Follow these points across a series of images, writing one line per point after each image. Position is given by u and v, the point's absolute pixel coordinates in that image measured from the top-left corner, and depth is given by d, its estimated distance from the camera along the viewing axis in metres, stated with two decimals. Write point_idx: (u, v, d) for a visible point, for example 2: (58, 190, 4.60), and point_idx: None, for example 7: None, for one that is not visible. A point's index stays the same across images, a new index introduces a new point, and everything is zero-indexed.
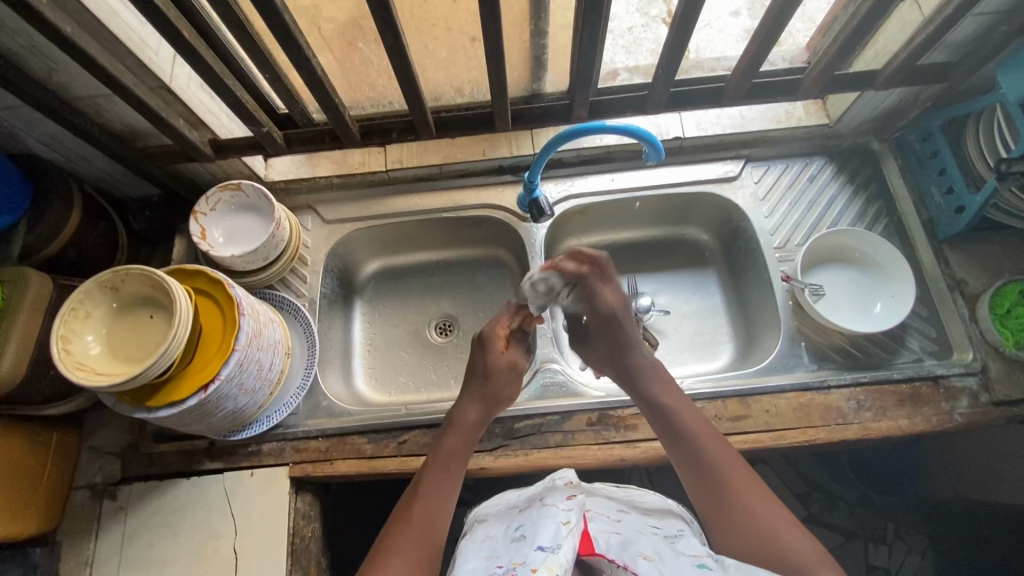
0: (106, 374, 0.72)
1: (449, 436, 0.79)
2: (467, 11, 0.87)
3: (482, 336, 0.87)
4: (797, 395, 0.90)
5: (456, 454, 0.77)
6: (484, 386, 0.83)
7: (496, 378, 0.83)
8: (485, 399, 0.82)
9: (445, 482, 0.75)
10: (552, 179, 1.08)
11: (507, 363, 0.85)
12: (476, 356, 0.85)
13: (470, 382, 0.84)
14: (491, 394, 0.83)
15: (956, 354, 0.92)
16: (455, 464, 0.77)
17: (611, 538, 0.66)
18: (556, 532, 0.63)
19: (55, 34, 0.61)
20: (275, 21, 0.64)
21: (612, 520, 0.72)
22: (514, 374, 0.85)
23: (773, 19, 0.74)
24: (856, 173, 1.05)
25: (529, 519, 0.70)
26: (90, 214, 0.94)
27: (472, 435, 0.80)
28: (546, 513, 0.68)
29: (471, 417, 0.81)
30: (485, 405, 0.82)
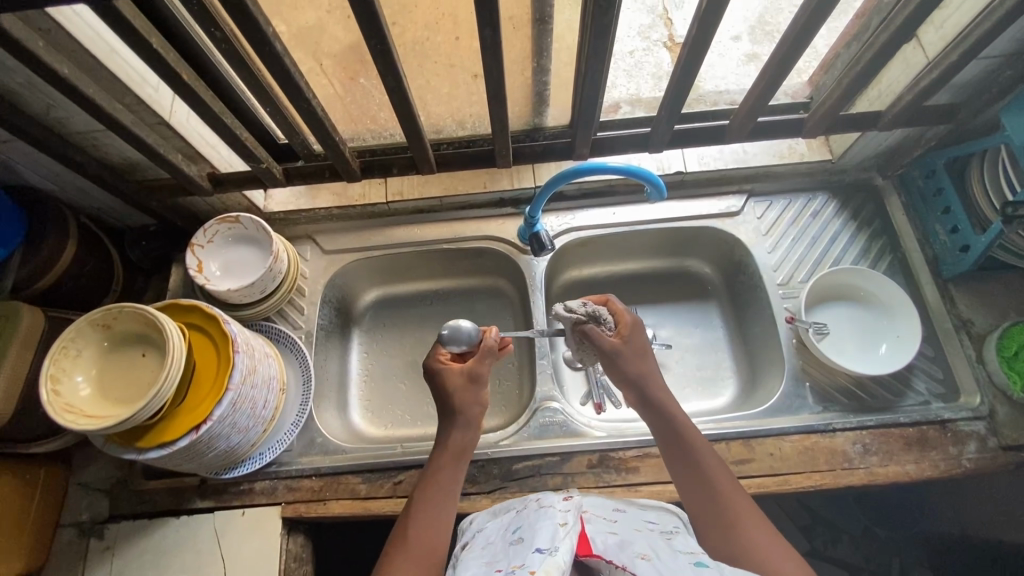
0: (95, 417, 0.70)
1: (439, 456, 0.75)
2: (469, 48, 0.89)
3: (431, 371, 0.80)
4: (802, 438, 0.88)
5: (445, 469, 0.74)
6: (456, 406, 0.76)
7: (463, 396, 0.76)
8: (462, 416, 0.76)
9: (441, 502, 0.72)
10: (553, 211, 1.07)
11: (468, 376, 0.77)
12: (437, 383, 0.79)
13: (442, 407, 0.77)
14: (468, 412, 0.76)
15: (963, 397, 0.90)
16: (449, 484, 0.73)
17: (609, 540, 0.64)
18: (553, 532, 0.62)
19: (53, 77, 0.61)
20: (276, 65, 0.64)
21: (610, 522, 0.70)
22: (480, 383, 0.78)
23: (776, 64, 0.74)
24: (860, 209, 1.04)
25: (526, 521, 0.69)
26: (85, 246, 0.93)
27: (460, 454, 0.75)
28: (544, 515, 0.67)
29: (459, 438, 0.75)
30: (465, 423, 0.76)
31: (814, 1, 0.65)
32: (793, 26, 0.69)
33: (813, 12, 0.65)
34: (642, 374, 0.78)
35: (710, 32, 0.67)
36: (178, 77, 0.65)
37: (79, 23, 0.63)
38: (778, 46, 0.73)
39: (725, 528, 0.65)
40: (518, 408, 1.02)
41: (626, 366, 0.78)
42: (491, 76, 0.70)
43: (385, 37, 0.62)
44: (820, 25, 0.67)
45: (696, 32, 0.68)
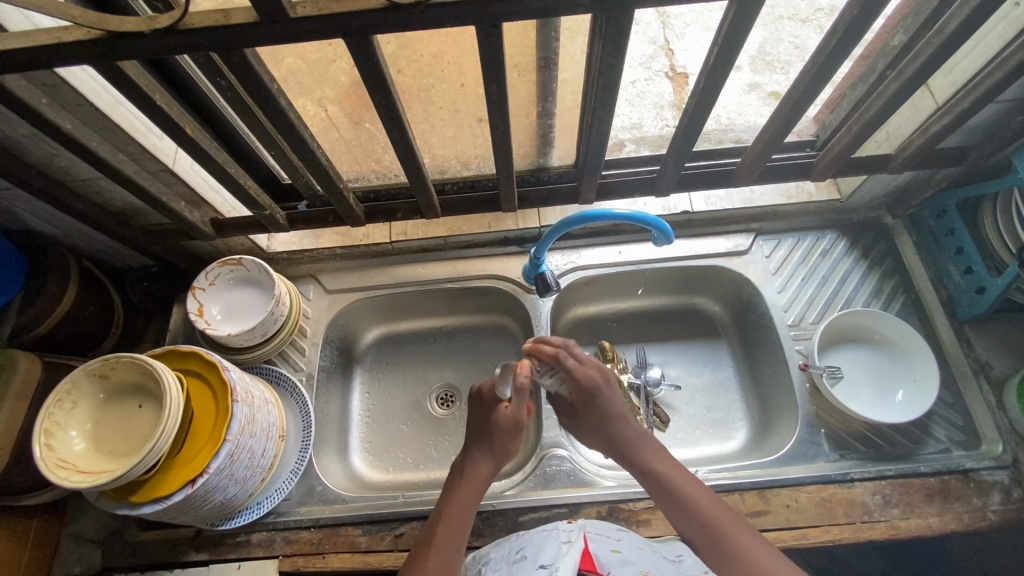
0: (88, 473, 0.68)
1: (461, 487, 0.75)
2: (475, 95, 0.93)
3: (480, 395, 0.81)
4: (819, 489, 0.85)
5: (469, 502, 0.73)
6: (488, 439, 0.77)
7: (495, 435, 0.77)
8: (490, 451, 0.77)
9: (462, 529, 0.70)
10: (558, 250, 1.06)
11: (507, 420, 0.76)
12: (481, 410, 0.80)
13: (473, 436, 0.80)
14: (499, 450, 0.77)
15: (985, 445, 0.87)
16: (471, 505, 0.73)
17: (613, 556, 0.67)
18: (558, 551, 0.66)
19: (55, 132, 0.60)
20: (280, 119, 0.63)
21: (612, 540, 0.71)
22: (516, 431, 0.77)
23: (787, 112, 0.73)
24: (870, 247, 1.03)
25: (530, 541, 0.71)
26: (86, 289, 0.92)
27: (482, 488, 0.75)
28: (549, 537, 0.70)
29: (482, 471, 0.76)
30: (493, 458, 0.77)
31: (825, 51, 0.64)
32: (802, 75, 0.68)
33: (823, 63, 0.64)
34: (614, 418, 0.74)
35: (717, 86, 0.67)
36: (181, 131, 0.64)
37: (85, 77, 0.63)
38: (788, 93, 0.72)
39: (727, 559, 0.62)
40: (523, 452, 0.99)
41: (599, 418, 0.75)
42: (497, 127, 0.69)
43: (390, 93, 0.62)
44: (831, 74, 0.66)
45: (703, 86, 0.67)
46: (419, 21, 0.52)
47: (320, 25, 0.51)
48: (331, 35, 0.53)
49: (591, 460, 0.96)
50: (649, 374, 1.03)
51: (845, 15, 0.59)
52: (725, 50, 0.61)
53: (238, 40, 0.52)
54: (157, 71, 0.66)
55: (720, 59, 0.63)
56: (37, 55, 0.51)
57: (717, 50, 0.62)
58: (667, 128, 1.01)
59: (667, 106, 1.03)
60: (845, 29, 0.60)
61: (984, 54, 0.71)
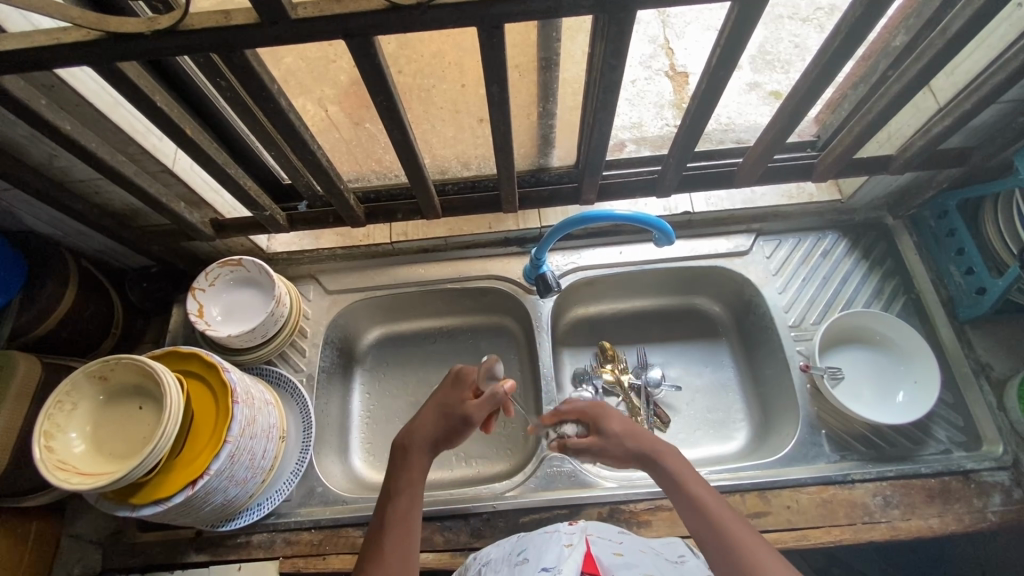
0: (88, 475, 0.68)
1: (408, 468, 0.70)
2: (476, 95, 0.92)
3: (456, 377, 0.77)
4: (820, 490, 0.85)
5: (411, 487, 0.69)
6: (441, 423, 0.73)
7: (450, 420, 0.73)
8: (437, 438, 0.72)
9: (409, 519, 0.66)
10: (559, 251, 1.06)
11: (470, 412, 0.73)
12: (447, 393, 0.76)
13: (426, 412, 0.75)
14: (437, 442, 0.72)
15: (986, 446, 0.87)
16: (417, 490, 0.69)
17: (615, 559, 0.66)
18: (560, 553, 0.66)
19: (55, 133, 0.60)
20: (280, 120, 0.63)
21: (614, 543, 0.71)
22: (470, 427, 0.73)
23: (788, 113, 0.73)
24: (871, 248, 1.02)
25: (531, 544, 0.71)
26: (85, 290, 0.91)
27: (421, 475, 0.71)
28: (550, 540, 0.70)
29: (421, 456, 0.72)
30: (434, 445, 0.72)
31: (827, 53, 0.64)
32: (804, 77, 0.68)
33: (825, 64, 0.64)
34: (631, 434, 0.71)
35: (719, 87, 0.67)
36: (182, 132, 0.64)
37: (84, 78, 0.62)
38: (790, 95, 0.71)
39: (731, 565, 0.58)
40: (524, 453, 0.99)
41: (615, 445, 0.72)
42: (498, 128, 0.69)
43: (391, 94, 0.61)
44: (833, 76, 0.66)
45: (704, 87, 0.67)
46: (421, 22, 0.52)
47: (322, 25, 0.51)
48: (332, 36, 0.52)
49: (592, 461, 0.97)
50: (649, 374, 1.03)
51: (848, 16, 0.59)
52: (728, 51, 0.61)
53: (239, 42, 0.52)
54: (157, 72, 0.66)
55: (723, 59, 0.62)
56: (36, 56, 0.50)
57: (720, 51, 0.62)
58: (667, 128, 1.01)
59: (668, 106, 1.03)
60: (848, 31, 0.60)
61: (986, 55, 0.71)
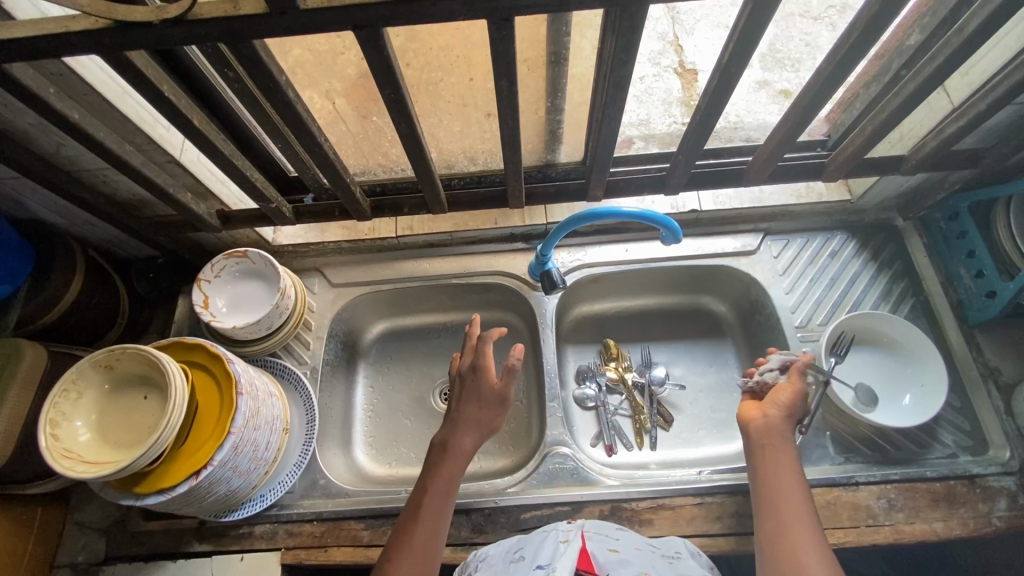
0: (93, 463, 0.68)
1: (444, 465, 0.75)
2: (484, 89, 0.88)
3: (473, 367, 0.82)
4: (824, 492, 0.85)
5: (451, 481, 0.74)
6: (477, 412, 0.79)
7: (485, 408, 0.79)
8: (478, 425, 0.78)
9: (442, 511, 0.72)
10: (564, 247, 1.05)
11: (498, 393, 0.80)
12: (470, 383, 0.81)
13: (461, 409, 0.80)
14: (483, 425, 0.79)
15: (992, 450, 0.86)
16: (457, 477, 0.75)
17: (611, 555, 0.66)
18: (555, 551, 0.67)
19: (62, 122, 0.60)
20: (287, 111, 0.63)
21: (611, 539, 0.71)
22: (503, 406, 0.80)
23: (801, 111, 0.72)
24: (880, 249, 1.01)
25: (529, 542, 0.72)
26: (91, 279, 0.92)
27: (465, 463, 0.76)
28: (547, 537, 0.71)
29: (465, 445, 0.77)
30: (478, 433, 0.78)
31: (840, 51, 0.63)
32: (816, 75, 0.67)
33: (840, 62, 0.63)
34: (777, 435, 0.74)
35: (730, 84, 0.66)
36: (189, 123, 0.64)
37: (91, 66, 0.62)
38: (802, 93, 0.70)
39: (782, 561, 0.62)
40: (526, 449, 0.99)
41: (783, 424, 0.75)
42: (506, 123, 0.68)
43: (399, 87, 0.61)
44: (846, 74, 0.65)
45: (716, 84, 0.66)
46: (430, 14, 0.52)
47: (330, 16, 0.50)
48: (341, 27, 0.52)
49: (594, 458, 0.97)
50: (655, 373, 1.04)
51: (864, 14, 0.58)
52: (740, 48, 0.60)
53: (246, 31, 0.51)
54: (165, 62, 0.66)
55: (735, 57, 0.62)
56: (44, 44, 0.50)
57: (732, 48, 0.61)
58: (674, 126, 1.00)
59: (676, 103, 1.02)
60: (864, 29, 0.59)
61: (1003, 55, 0.70)
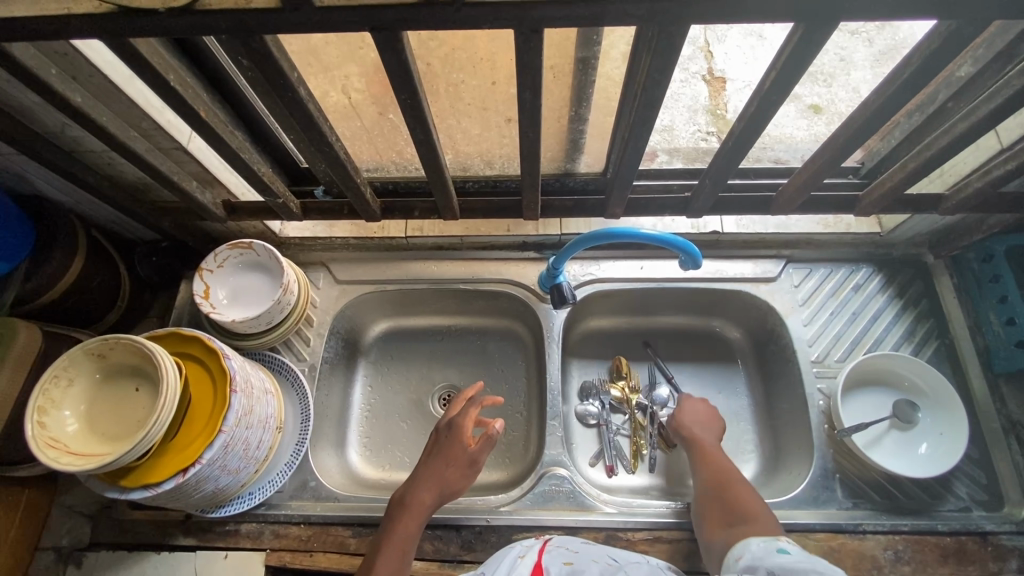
0: (78, 456, 0.66)
1: (401, 522, 0.74)
2: (506, 94, 0.83)
3: (448, 424, 0.83)
4: (827, 537, 0.81)
5: (407, 538, 0.73)
6: (443, 471, 0.78)
7: (453, 467, 0.78)
8: (439, 486, 0.77)
9: (399, 566, 0.70)
10: (576, 260, 1.02)
11: (470, 456, 0.79)
12: (439, 441, 0.82)
13: (424, 466, 0.79)
14: (445, 486, 0.77)
15: (1008, 508, 0.83)
16: (415, 533, 0.73)
17: (564, 568, 0.66)
18: (511, 565, 0.68)
19: (65, 105, 0.58)
20: (298, 109, 0.60)
21: (569, 553, 0.70)
22: (471, 471, 0.79)
23: (841, 142, 0.68)
24: (906, 286, 0.97)
25: (493, 558, 0.72)
26: (93, 260, 0.90)
27: (423, 519, 0.75)
28: (508, 552, 0.73)
29: (424, 502, 0.75)
30: (438, 492, 0.77)
31: (892, 85, 0.59)
32: (861, 109, 0.63)
33: (890, 96, 0.59)
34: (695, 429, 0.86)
35: (770, 110, 0.62)
36: (196, 114, 0.61)
37: (99, 49, 0.59)
38: (842, 125, 0.67)
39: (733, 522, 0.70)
40: (523, 464, 0.97)
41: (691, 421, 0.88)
42: (527, 134, 0.65)
43: (416, 91, 0.58)
44: (895, 108, 0.61)
45: (754, 109, 0.62)
46: (455, 19, 0.48)
47: (346, 16, 0.47)
48: (358, 27, 0.49)
49: (594, 480, 0.94)
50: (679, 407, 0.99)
51: (922, 48, 0.54)
52: (783, 76, 0.56)
53: (259, 26, 0.48)
54: (177, 48, 0.63)
55: (777, 84, 0.58)
56: (49, 28, 0.48)
57: (776, 74, 0.57)
58: (699, 135, 0.96)
59: (702, 111, 0.97)
60: (920, 64, 0.54)
61: None
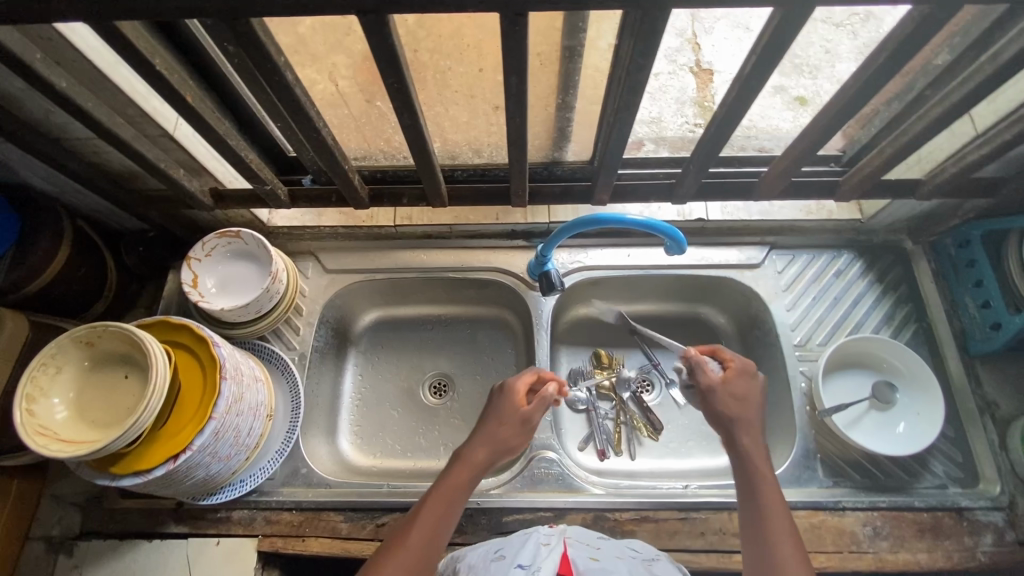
0: (68, 443, 0.66)
1: (454, 474, 0.71)
2: (493, 81, 0.83)
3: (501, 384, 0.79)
4: (809, 515, 0.84)
5: (455, 492, 0.70)
6: (498, 428, 0.75)
7: (506, 426, 0.75)
8: (493, 444, 0.73)
9: (444, 520, 0.68)
10: (565, 248, 1.03)
11: (523, 415, 0.75)
12: (496, 396, 0.79)
13: (483, 420, 0.77)
14: (500, 443, 0.74)
15: (982, 484, 0.85)
16: (458, 503, 0.70)
17: (591, 563, 0.65)
18: (536, 552, 0.65)
19: (49, 90, 0.57)
20: (286, 94, 0.60)
21: (592, 547, 0.69)
22: (524, 430, 0.75)
23: (821, 126, 0.69)
24: (886, 271, 0.99)
25: (511, 542, 0.70)
26: (79, 250, 0.89)
27: (474, 477, 0.72)
28: (528, 537, 0.70)
29: (478, 459, 0.72)
30: (493, 450, 0.73)
31: (868, 70, 0.60)
32: (840, 94, 0.64)
33: (868, 80, 0.60)
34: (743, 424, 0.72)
35: (751, 95, 0.63)
36: (182, 98, 0.61)
37: (83, 33, 0.59)
38: (822, 111, 0.68)
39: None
40: None
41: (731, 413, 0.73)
42: (514, 120, 0.66)
43: (403, 76, 0.58)
44: (872, 93, 0.63)
45: (736, 94, 0.64)
46: (441, 3, 0.49)
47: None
48: (345, 12, 0.49)
49: (583, 464, 0.96)
50: (672, 394, 1.01)
51: (897, 33, 0.56)
52: (763, 61, 0.58)
53: (245, 9, 0.48)
54: (161, 33, 0.63)
55: (757, 68, 0.59)
56: (33, 11, 0.48)
57: (756, 59, 0.58)
58: (687, 128, 0.95)
59: (689, 103, 0.94)
60: (894, 50, 0.56)
61: None
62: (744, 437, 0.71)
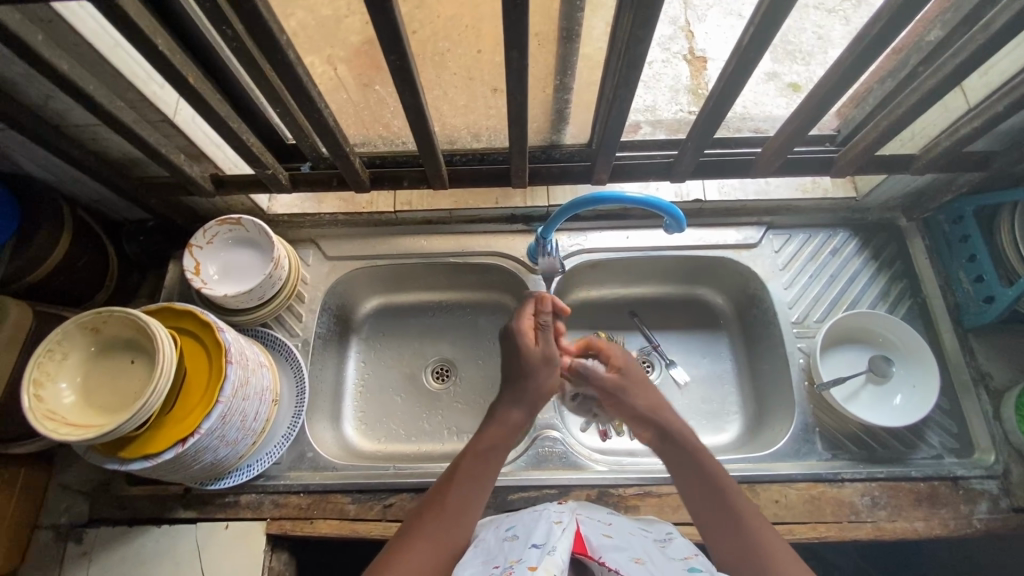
0: (78, 427, 0.67)
1: (489, 431, 0.75)
2: (492, 62, 0.85)
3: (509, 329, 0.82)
4: (808, 486, 0.85)
5: (494, 446, 0.74)
6: (522, 381, 0.79)
7: (529, 373, 0.79)
8: (523, 396, 0.78)
9: (484, 472, 0.71)
10: (565, 231, 1.04)
11: (540, 354, 0.79)
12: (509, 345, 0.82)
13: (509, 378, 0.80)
14: (528, 395, 0.78)
15: (977, 454, 0.87)
16: (497, 456, 0.74)
17: (605, 540, 0.64)
18: (550, 531, 0.64)
19: (51, 73, 0.58)
20: (287, 74, 0.61)
21: (603, 525, 0.69)
22: (546, 367, 0.79)
23: (817, 101, 0.70)
24: (881, 248, 1.01)
25: (522, 521, 0.69)
26: (79, 239, 0.89)
27: (510, 432, 0.76)
28: (538, 516, 0.69)
29: (513, 416, 0.77)
30: (523, 404, 0.78)
31: (862, 43, 0.61)
32: (835, 67, 0.65)
33: (862, 51, 0.61)
34: (651, 405, 0.79)
35: (748, 70, 0.64)
36: (183, 79, 0.61)
37: (83, 16, 0.59)
38: (816, 86, 0.69)
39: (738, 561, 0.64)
40: None
41: (634, 399, 0.80)
42: (514, 98, 0.66)
43: (405, 53, 0.59)
44: (866, 66, 0.64)
45: (732, 68, 0.64)
46: None
47: None
48: None
49: (585, 443, 0.97)
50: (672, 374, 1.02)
51: (889, 4, 0.56)
52: (759, 35, 0.58)
53: None
54: (160, 15, 0.63)
55: (753, 42, 0.60)
56: None
57: (752, 31, 0.59)
58: (682, 113, 0.97)
59: (683, 91, 0.98)
60: (887, 20, 0.57)
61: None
62: (643, 404, 0.79)
